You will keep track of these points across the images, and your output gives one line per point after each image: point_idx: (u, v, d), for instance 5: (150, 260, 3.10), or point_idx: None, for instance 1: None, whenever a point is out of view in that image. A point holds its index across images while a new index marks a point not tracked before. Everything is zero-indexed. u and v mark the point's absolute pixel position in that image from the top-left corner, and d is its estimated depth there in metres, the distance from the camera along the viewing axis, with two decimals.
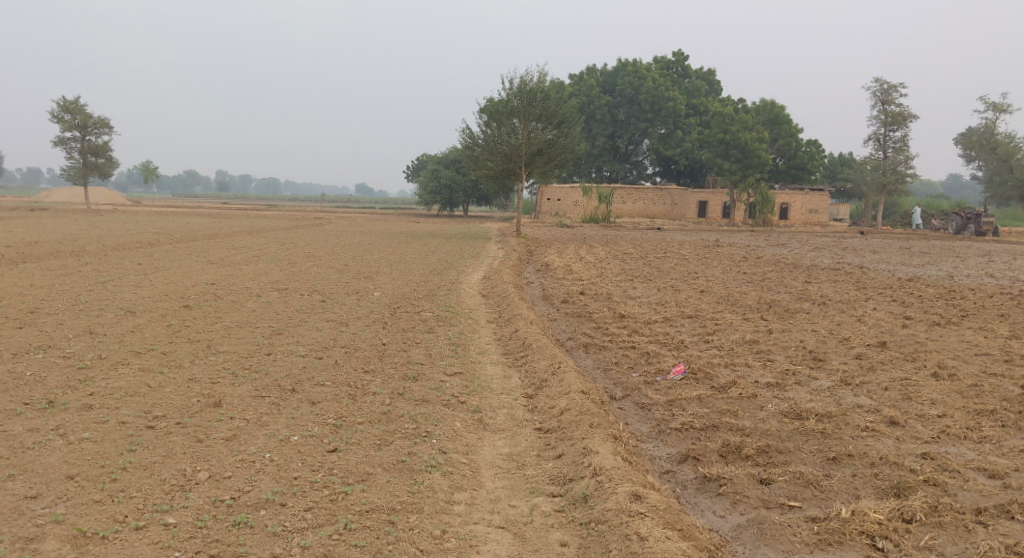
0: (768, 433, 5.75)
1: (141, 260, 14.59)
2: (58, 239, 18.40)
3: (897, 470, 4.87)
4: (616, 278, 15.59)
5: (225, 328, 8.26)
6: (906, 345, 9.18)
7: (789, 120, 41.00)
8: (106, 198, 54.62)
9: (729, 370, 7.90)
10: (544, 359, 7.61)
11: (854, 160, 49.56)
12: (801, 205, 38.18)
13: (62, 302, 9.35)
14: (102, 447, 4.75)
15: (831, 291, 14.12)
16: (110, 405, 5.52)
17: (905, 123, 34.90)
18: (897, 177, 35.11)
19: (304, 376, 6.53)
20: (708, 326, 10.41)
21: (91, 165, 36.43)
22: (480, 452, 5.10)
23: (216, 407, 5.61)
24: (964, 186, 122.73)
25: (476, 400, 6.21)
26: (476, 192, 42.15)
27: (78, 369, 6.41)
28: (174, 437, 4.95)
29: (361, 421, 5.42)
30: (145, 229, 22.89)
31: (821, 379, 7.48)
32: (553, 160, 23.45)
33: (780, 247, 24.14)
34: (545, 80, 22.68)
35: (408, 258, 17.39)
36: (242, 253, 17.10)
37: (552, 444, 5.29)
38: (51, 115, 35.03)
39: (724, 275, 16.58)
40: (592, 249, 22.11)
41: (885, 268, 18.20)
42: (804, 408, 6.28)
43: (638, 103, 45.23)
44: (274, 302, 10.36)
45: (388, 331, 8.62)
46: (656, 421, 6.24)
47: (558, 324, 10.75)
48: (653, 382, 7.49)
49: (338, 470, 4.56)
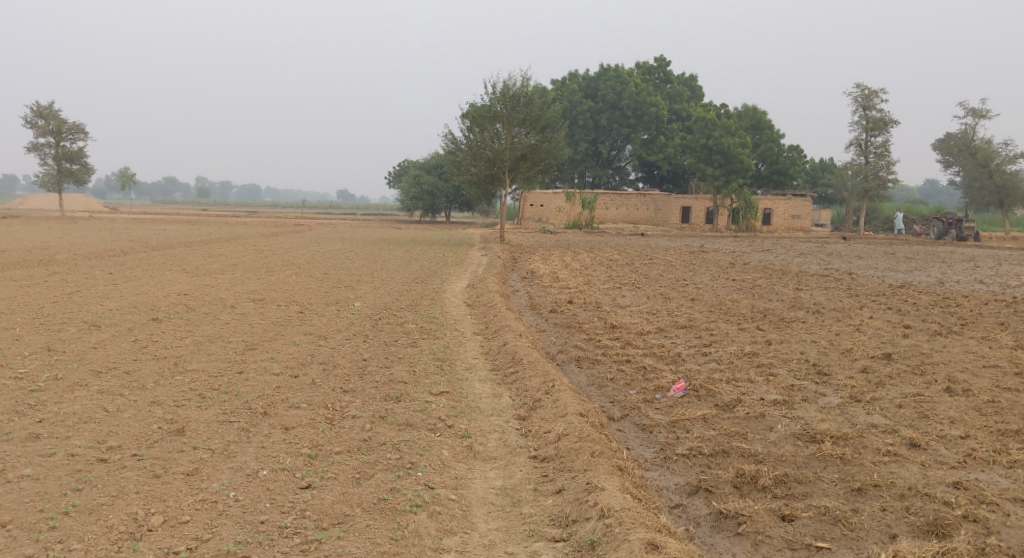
0: (783, 460, 5.52)
1: (113, 269, 13.96)
2: (27, 247, 17.63)
3: (930, 502, 4.77)
4: (604, 286, 15.18)
5: (195, 343, 7.66)
6: (911, 356, 8.79)
7: (771, 125, 41.11)
8: (82, 205, 53.58)
9: (731, 386, 7.46)
10: (536, 376, 7.11)
11: (835, 166, 49.61)
12: (785, 211, 38.05)
13: (23, 316, 8.71)
14: (44, 486, 4.12)
15: (824, 299, 13.77)
16: (60, 434, 4.83)
17: (886, 128, 34.95)
18: (879, 182, 35.12)
19: (277, 397, 5.99)
20: (703, 337, 9.99)
21: (66, 172, 35.41)
22: (471, 486, 4.61)
23: (179, 435, 5.00)
24: (941, 192, 124.09)
25: (465, 424, 5.71)
26: (458, 199, 41.62)
27: (29, 392, 5.69)
28: (127, 473, 4.34)
29: (339, 450, 4.89)
30: (120, 237, 22.19)
31: (829, 396, 7.08)
32: (537, 165, 22.90)
33: (766, 253, 23.88)
34: (528, 84, 22.30)
35: (390, 266, 16.84)
36: (218, 261, 16.43)
37: (551, 477, 4.83)
38: (24, 120, 34.18)
39: (714, 282, 16.20)
40: (577, 256, 21.68)
41: (874, 274, 17.93)
42: (817, 430, 5.99)
43: (621, 108, 44.98)
44: (249, 314, 9.80)
45: (369, 345, 8.07)
46: (659, 446, 5.89)
47: (547, 335, 10.28)
48: (653, 400, 7.05)
49: (310, 512, 4.04)
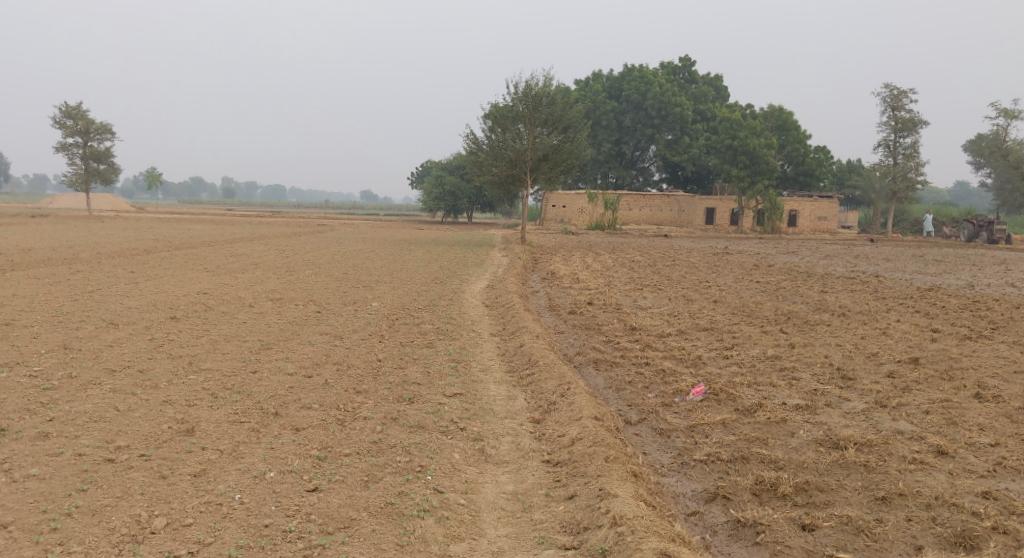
0: (804, 467, 5.37)
1: (134, 268, 14.07)
2: (53, 246, 17.85)
3: (958, 513, 4.61)
4: (625, 287, 15.00)
5: (211, 343, 7.65)
6: (940, 361, 8.53)
7: (796, 125, 40.44)
8: (109, 204, 54.44)
9: (752, 390, 7.29)
10: (551, 379, 7.00)
11: (863, 167, 48.76)
12: (811, 212, 37.46)
13: (42, 313, 8.76)
14: (49, 486, 4.09)
15: (850, 301, 13.46)
16: (70, 433, 4.81)
17: (916, 129, 34.23)
18: (908, 184, 34.43)
19: (290, 397, 5.95)
20: (725, 340, 9.79)
21: (93, 172, 36.00)
22: (482, 491, 4.51)
23: (188, 435, 4.96)
24: (972, 192, 121.55)
25: (478, 426, 5.62)
26: (480, 200, 41.57)
27: (42, 390, 5.68)
28: (133, 473, 4.31)
29: (348, 452, 4.82)
30: (145, 237, 22.43)
31: (854, 401, 6.89)
32: (559, 165, 22.75)
33: (791, 255, 23.46)
34: (551, 84, 22.14)
35: (410, 266, 16.81)
36: (239, 261, 16.50)
37: (563, 481, 4.71)
38: (53, 121, 34.80)
39: (737, 284, 15.93)
40: (598, 257, 21.52)
41: (902, 277, 17.52)
42: (840, 436, 5.84)
43: (644, 108, 44.62)
44: (267, 313, 9.81)
45: (384, 346, 8.01)
46: (677, 451, 5.76)
47: (565, 337, 10.15)
48: (672, 404, 6.91)
49: (317, 515, 3.97)
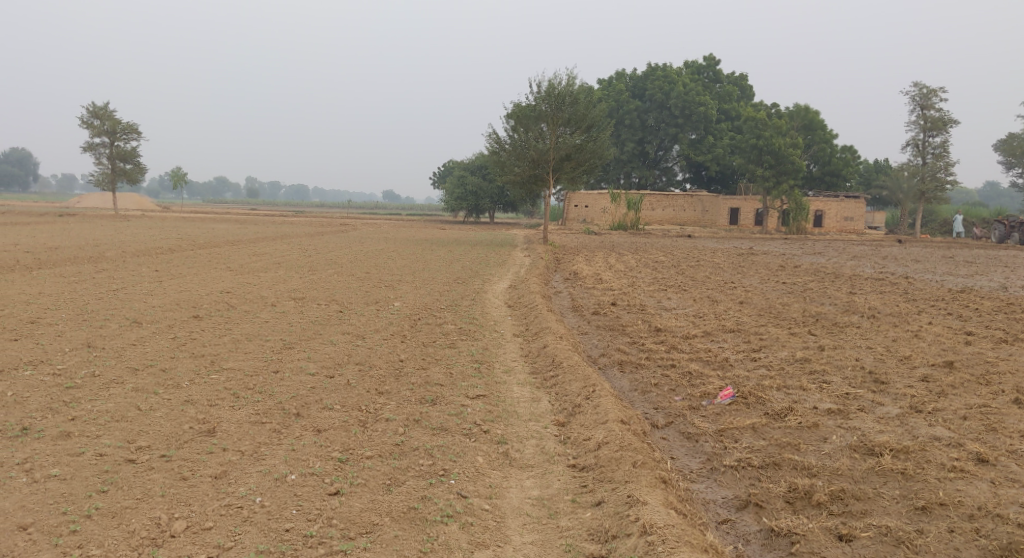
0: (839, 474, 5.19)
1: (158, 266, 14.16)
2: (80, 244, 18.05)
3: (1003, 525, 4.41)
4: (649, 288, 14.80)
5: (232, 342, 7.63)
6: (976, 365, 8.25)
7: (823, 125, 40.13)
8: (136, 204, 55.18)
9: (782, 393, 7.10)
10: (576, 381, 6.87)
11: (890, 167, 47.91)
12: (837, 213, 36.87)
13: (68, 311, 8.81)
14: (69, 487, 4.05)
15: (880, 303, 13.14)
16: (91, 433, 4.78)
17: (945, 128, 33.52)
18: (937, 184, 33.74)
19: (311, 398, 5.88)
20: (752, 342, 9.58)
21: (119, 171, 36.48)
22: (506, 496, 4.41)
23: (209, 436, 4.91)
24: (1003, 193, 118.89)
25: (501, 429, 5.51)
26: (501, 200, 41.47)
27: (65, 389, 5.67)
28: (153, 474, 4.26)
29: (370, 455, 4.74)
30: (171, 235, 22.62)
31: (888, 406, 6.67)
32: (581, 165, 22.58)
33: (817, 256, 22.99)
34: (574, 83, 21.95)
35: (432, 266, 16.77)
36: (263, 260, 16.55)
37: (590, 487, 4.59)
38: (81, 121, 35.33)
39: (763, 285, 15.65)
40: (621, 256, 21.37)
41: (933, 279, 17.09)
42: (876, 442, 5.65)
43: (668, 107, 44.24)
44: (289, 312, 9.78)
45: (406, 346, 7.94)
46: (706, 456, 5.60)
47: (589, 338, 10.00)
48: (700, 408, 6.75)
49: (338, 520, 3.89)
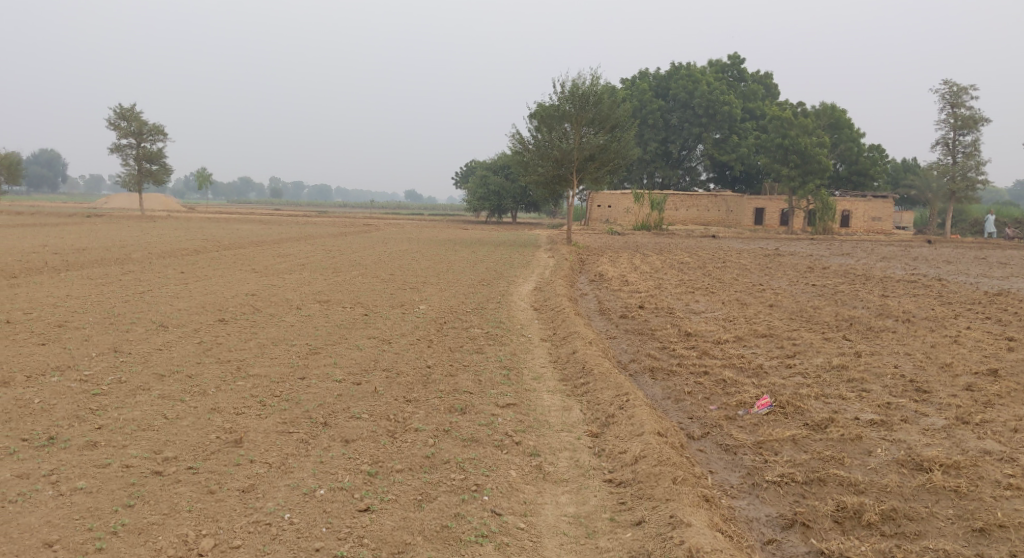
0: (888, 490, 4.96)
1: (183, 269, 14.18)
2: (106, 245, 18.21)
3: None
4: (676, 290, 14.53)
5: (258, 347, 7.55)
6: (1022, 373, 7.92)
7: (850, 124, 39.52)
8: (162, 204, 55.88)
9: (821, 402, 6.85)
10: (608, 389, 6.68)
11: (919, 167, 47.03)
12: (864, 213, 36.19)
13: (94, 316, 8.77)
14: (95, 501, 3.95)
15: (914, 307, 12.75)
16: (118, 443, 4.70)
17: (976, 127, 32.71)
18: (968, 183, 32.92)
19: (338, 406, 5.75)
20: (786, 348, 9.29)
21: (145, 172, 36.86)
22: (542, 513, 4.24)
23: (236, 446, 4.80)
24: None
25: (534, 440, 5.34)
26: (524, 200, 41.29)
27: (91, 396, 5.60)
28: (181, 488, 4.15)
29: (400, 469, 4.59)
30: (196, 236, 22.76)
31: (932, 417, 6.39)
32: (605, 165, 22.32)
33: (846, 257, 22.52)
34: (598, 83, 21.73)
35: (456, 267, 16.64)
36: (287, 261, 16.51)
37: (629, 504, 4.42)
38: (108, 122, 35.75)
39: (793, 287, 15.30)
40: (646, 258, 21.12)
41: (967, 281, 16.62)
42: (924, 456, 5.39)
43: (692, 107, 43.78)
44: (314, 316, 9.67)
45: (432, 351, 7.80)
46: (746, 470, 5.39)
47: (617, 343, 9.78)
48: (737, 418, 6.52)
49: (369, 540, 3.76)
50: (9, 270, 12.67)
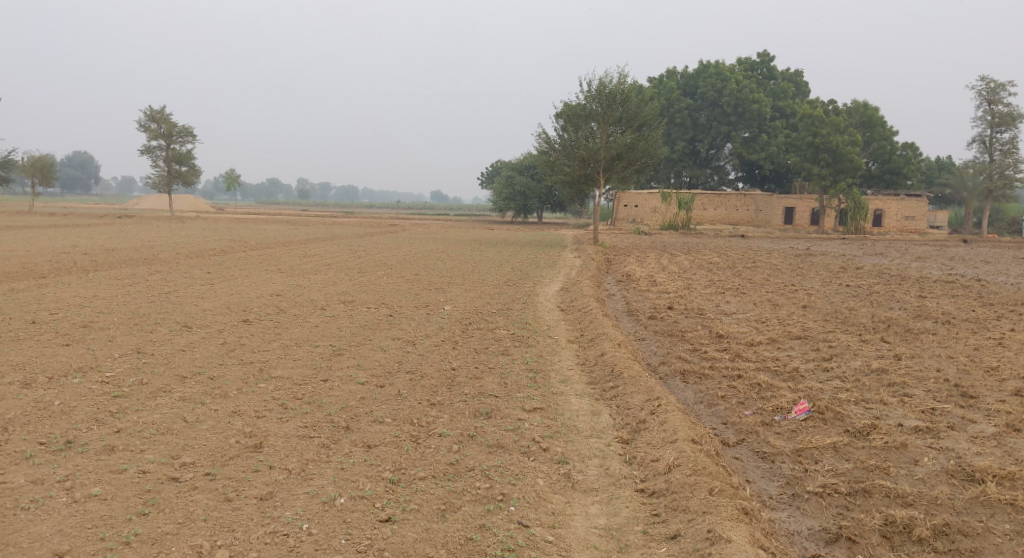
0: (939, 502, 4.67)
1: (210, 269, 14.25)
2: (135, 246, 18.37)
3: None
4: (705, 291, 14.22)
5: (282, 347, 7.46)
6: None
7: (882, 122, 38.64)
8: (192, 205, 56.66)
9: (861, 408, 6.54)
10: (639, 393, 6.44)
11: (954, 165, 45.94)
12: (897, 211, 35.32)
13: (121, 316, 8.78)
14: (110, 509, 3.84)
15: (953, 308, 12.29)
16: (136, 447, 4.59)
17: (1015, 123, 31.71)
18: (1005, 182, 31.96)
19: (361, 410, 5.60)
20: (823, 350, 8.95)
21: (175, 173, 37.28)
22: (571, 525, 4.04)
23: (256, 451, 4.67)
24: None
25: (562, 447, 5.13)
26: (549, 200, 41.08)
27: (111, 398, 5.52)
28: (196, 495, 4.02)
29: (423, 476, 4.42)
30: (224, 236, 22.91)
31: (981, 424, 6.05)
32: (632, 164, 22.01)
33: (880, 257, 21.91)
34: (625, 81, 21.42)
35: (481, 267, 16.51)
36: (313, 262, 16.47)
37: (663, 516, 4.21)
38: (139, 124, 36.24)
39: (826, 287, 14.89)
40: (674, 257, 20.80)
41: (1007, 281, 16.04)
42: (976, 467, 5.07)
43: (720, 105, 43.20)
44: (338, 317, 9.58)
45: (457, 353, 7.64)
46: (785, 480, 5.13)
47: (646, 345, 9.54)
48: (773, 423, 6.25)
49: (389, 553, 3.61)
50: (38, 271, 12.77)
